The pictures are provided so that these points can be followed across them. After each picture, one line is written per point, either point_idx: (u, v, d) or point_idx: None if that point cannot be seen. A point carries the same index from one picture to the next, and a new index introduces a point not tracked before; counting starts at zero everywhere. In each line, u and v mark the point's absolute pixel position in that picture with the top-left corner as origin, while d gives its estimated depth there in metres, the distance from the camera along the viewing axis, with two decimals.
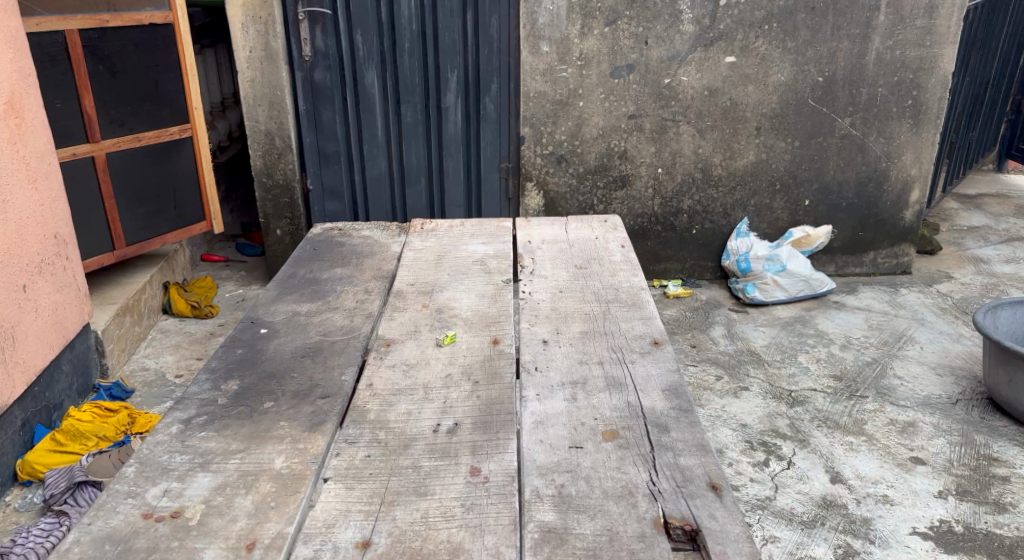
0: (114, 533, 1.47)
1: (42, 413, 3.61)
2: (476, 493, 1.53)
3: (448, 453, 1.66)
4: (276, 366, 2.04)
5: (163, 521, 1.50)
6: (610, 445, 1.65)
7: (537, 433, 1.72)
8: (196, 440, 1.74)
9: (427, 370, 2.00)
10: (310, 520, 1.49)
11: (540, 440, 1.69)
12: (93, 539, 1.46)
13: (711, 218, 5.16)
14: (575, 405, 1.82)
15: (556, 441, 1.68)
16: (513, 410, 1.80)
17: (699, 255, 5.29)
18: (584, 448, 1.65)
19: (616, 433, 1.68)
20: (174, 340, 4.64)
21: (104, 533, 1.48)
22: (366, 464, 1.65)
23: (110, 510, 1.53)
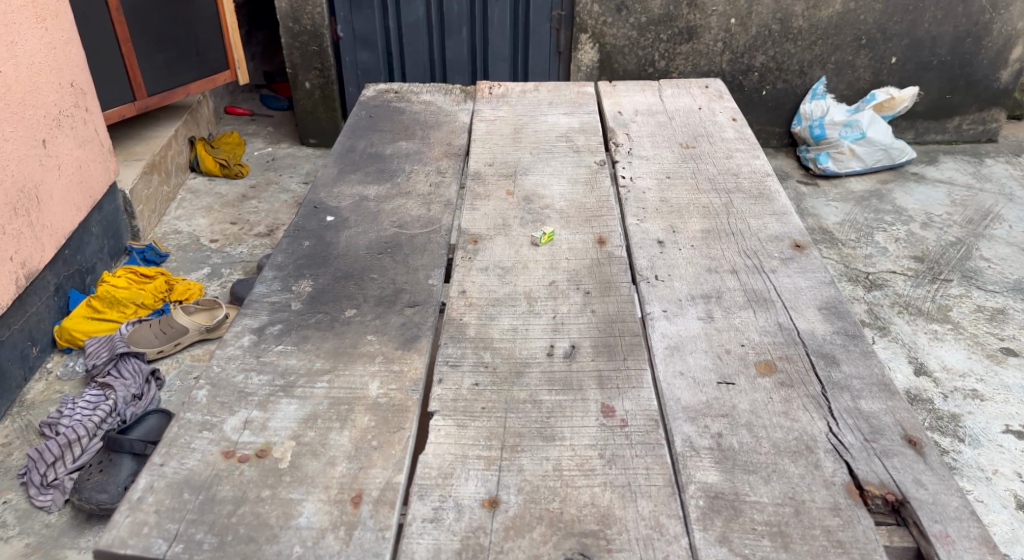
0: (193, 477, 1.20)
1: (75, 278, 3.38)
2: (617, 441, 1.29)
3: (571, 384, 1.41)
4: (352, 264, 1.75)
5: (248, 463, 1.23)
6: (768, 382, 1.43)
7: (673, 362, 1.47)
8: (273, 356, 1.47)
9: (527, 275, 1.71)
10: (422, 467, 1.24)
11: (681, 373, 1.44)
12: (169, 486, 1.18)
13: (784, 77, 4.62)
14: (712, 326, 1.57)
15: (700, 375, 1.44)
16: (639, 332, 1.54)
17: (768, 119, 4.79)
18: (736, 385, 1.42)
19: (773, 365, 1.47)
20: (205, 202, 4.33)
21: (182, 476, 1.20)
22: (476, 396, 1.39)
23: (184, 447, 1.25)
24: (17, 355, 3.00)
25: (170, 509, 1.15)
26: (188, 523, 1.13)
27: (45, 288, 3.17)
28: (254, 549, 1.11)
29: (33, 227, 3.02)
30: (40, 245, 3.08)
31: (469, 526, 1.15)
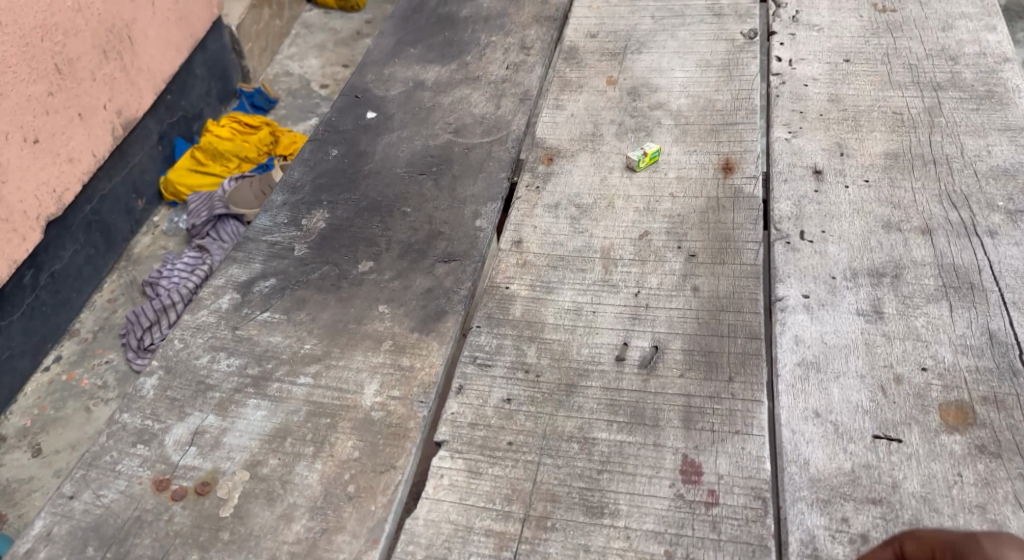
0: (105, 522, 0.90)
1: (180, 124, 2.80)
2: (696, 535, 0.87)
3: (642, 418, 0.97)
4: (382, 189, 1.33)
5: (182, 504, 0.91)
6: (959, 444, 0.92)
7: (807, 392, 0.99)
8: (255, 328, 1.11)
9: (610, 220, 1.24)
10: (405, 545, 0.87)
11: (816, 414, 0.96)
12: (70, 534, 0.88)
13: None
14: (880, 328, 1.04)
15: (847, 419, 0.96)
16: (760, 333, 1.05)
17: None
18: (905, 444, 0.93)
19: (971, 415, 0.94)
20: (318, 39, 3.50)
21: (91, 519, 0.90)
22: (504, 422, 0.98)
23: (108, 470, 0.94)
24: (121, 208, 2.51)
25: None
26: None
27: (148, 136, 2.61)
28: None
29: (125, 71, 2.36)
30: (138, 95, 2.44)
31: None
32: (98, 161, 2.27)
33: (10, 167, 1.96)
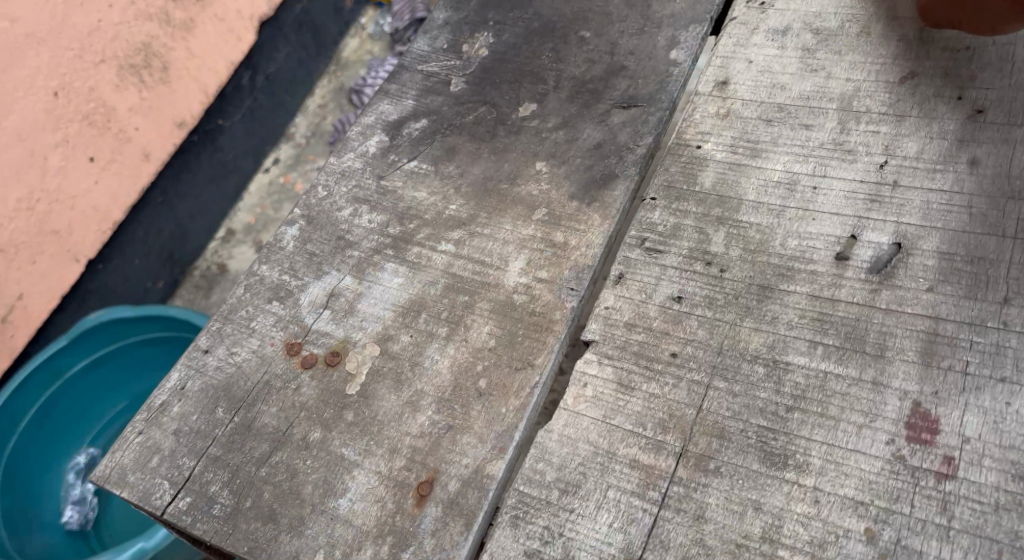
0: (234, 384, 0.84)
1: None
2: (912, 514, 0.65)
3: (862, 343, 0.73)
4: (560, 8, 1.08)
5: (309, 375, 0.83)
6: None
7: None
8: (398, 179, 0.97)
9: (863, 52, 0.91)
10: (533, 463, 0.74)
11: None
12: (203, 391, 0.83)
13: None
14: None
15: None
16: None
17: None
18: None
19: None
20: None
21: (224, 378, 0.84)
22: (673, 327, 0.78)
23: (242, 327, 0.87)
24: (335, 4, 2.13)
25: (191, 434, 0.81)
26: (208, 461, 0.79)
27: None
28: (269, 539, 0.74)
29: None
30: None
31: None
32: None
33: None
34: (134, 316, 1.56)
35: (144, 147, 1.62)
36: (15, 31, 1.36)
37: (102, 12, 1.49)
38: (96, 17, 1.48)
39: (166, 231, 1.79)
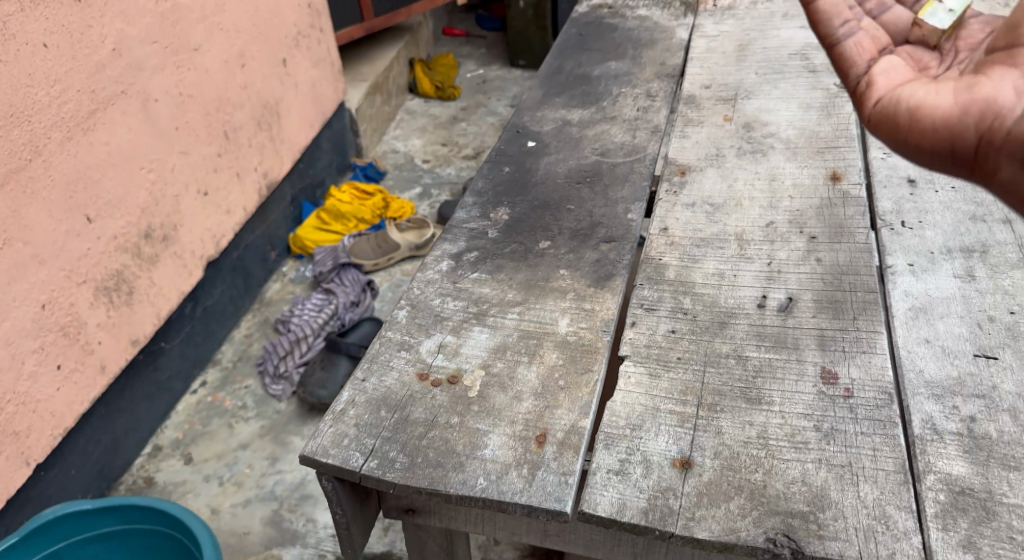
0: (390, 396, 1.23)
1: (307, 190, 3.42)
2: (837, 413, 1.10)
3: (785, 341, 1.23)
4: (550, 194, 1.67)
5: (440, 388, 1.24)
6: None
7: (918, 328, 1.23)
8: (469, 283, 1.44)
9: (739, 214, 1.54)
10: (610, 415, 1.15)
11: (926, 340, 1.21)
12: (368, 402, 1.22)
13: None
14: (973, 286, 1.29)
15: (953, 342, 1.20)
16: (876, 287, 1.30)
17: None
18: (999, 360, 1.16)
19: None
20: (420, 123, 4.29)
21: (380, 393, 1.24)
22: (673, 344, 1.27)
23: (384, 364, 1.29)
24: (260, 257, 3.05)
25: (368, 424, 1.19)
26: (384, 439, 1.17)
27: (282, 198, 3.20)
28: (442, 475, 1.11)
29: (275, 142, 3.03)
30: (281, 159, 3.08)
31: (658, 485, 1.05)
32: (247, 215, 2.85)
33: (189, 213, 2.49)
34: (95, 507, 1.85)
35: (101, 359, 2.15)
36: (25, 251, 1.89)
37: (91, 244, 2.10)
38: (87, 247, 2.08)
39: (103, 441, 2.25)
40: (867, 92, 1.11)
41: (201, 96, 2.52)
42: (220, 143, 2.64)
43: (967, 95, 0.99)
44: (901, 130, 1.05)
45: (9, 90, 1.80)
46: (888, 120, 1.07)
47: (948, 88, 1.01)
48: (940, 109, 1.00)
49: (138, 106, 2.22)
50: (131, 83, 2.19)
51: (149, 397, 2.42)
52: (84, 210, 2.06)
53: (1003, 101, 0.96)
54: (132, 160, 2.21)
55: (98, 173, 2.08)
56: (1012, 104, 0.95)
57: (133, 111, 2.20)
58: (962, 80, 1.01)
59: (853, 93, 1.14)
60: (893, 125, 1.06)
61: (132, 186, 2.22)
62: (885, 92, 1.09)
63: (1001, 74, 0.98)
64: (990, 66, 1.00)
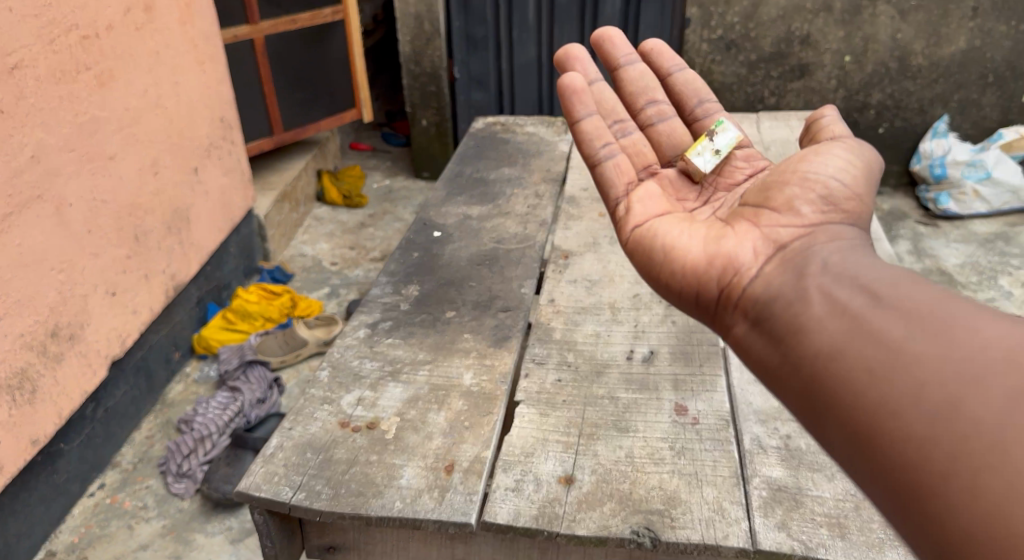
0: (314, 441, 1.42)
1: (214, 292, 3.54)
2: (687, 436, 1.37)
3: (648, 384, 1.51)
4: (453, 274, 1.94)
5: (359, 433, 1.44)
6: None
7: None
8: (384, 346, 1.67)
9: (612, 288, 1.85)
10: (508, 446, 1.38)
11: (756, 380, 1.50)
12: (295, 446, 1.41)
13: (903, 115, 4.17)
14: None
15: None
16: (717, 342, 1.61)
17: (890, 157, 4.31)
18: None
19: None
20: (328, 229, 4.51)
21: (306, 438, 1.43)
22: (558, 390, 1.52)
23: (309, 415, 1.48)
24: (163, 357, 3.12)
25: (295, 464, 1.37)
26: (311, 476, 1.35)
27: (188, 299, 3.32)
28: (363, 499, 1.30)
29: (183, 244, 3.16)
30: (188, 261, 3.21)
31: (546, 497, 1.28)
32: (153, 315, 2.94)
33: (96, 311, 2.59)
34: None
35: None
36: None
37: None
38: None
39: None
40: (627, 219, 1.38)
41: (113, 202, 2.68)
42: (131, 246, 2.79)
43: (714, 245, 1.22)
44: (658, 267, 1.26)
45: None
46: (649, 256, 1.28)
47: (700, 238, 1.26)
48: (692, 254, 1.23)
49: (52, 210, 2.37)
50: (46, 189, 2.35)
51: (44, 498, 2.42)
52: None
53: (740, 259, 1.18)
54: (42, 261, 2.33)
55: (7, 273, 2.20)
56: (750, 264, 1.17)
57: (47, 215, 2.35)
58: (711, 234, 1.26)
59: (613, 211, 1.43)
60: (653, 259, 1.28)
61: (43, 284, 2.34)
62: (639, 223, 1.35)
63: (741, 237, 1.22)
64: (734, 226, 1.26)
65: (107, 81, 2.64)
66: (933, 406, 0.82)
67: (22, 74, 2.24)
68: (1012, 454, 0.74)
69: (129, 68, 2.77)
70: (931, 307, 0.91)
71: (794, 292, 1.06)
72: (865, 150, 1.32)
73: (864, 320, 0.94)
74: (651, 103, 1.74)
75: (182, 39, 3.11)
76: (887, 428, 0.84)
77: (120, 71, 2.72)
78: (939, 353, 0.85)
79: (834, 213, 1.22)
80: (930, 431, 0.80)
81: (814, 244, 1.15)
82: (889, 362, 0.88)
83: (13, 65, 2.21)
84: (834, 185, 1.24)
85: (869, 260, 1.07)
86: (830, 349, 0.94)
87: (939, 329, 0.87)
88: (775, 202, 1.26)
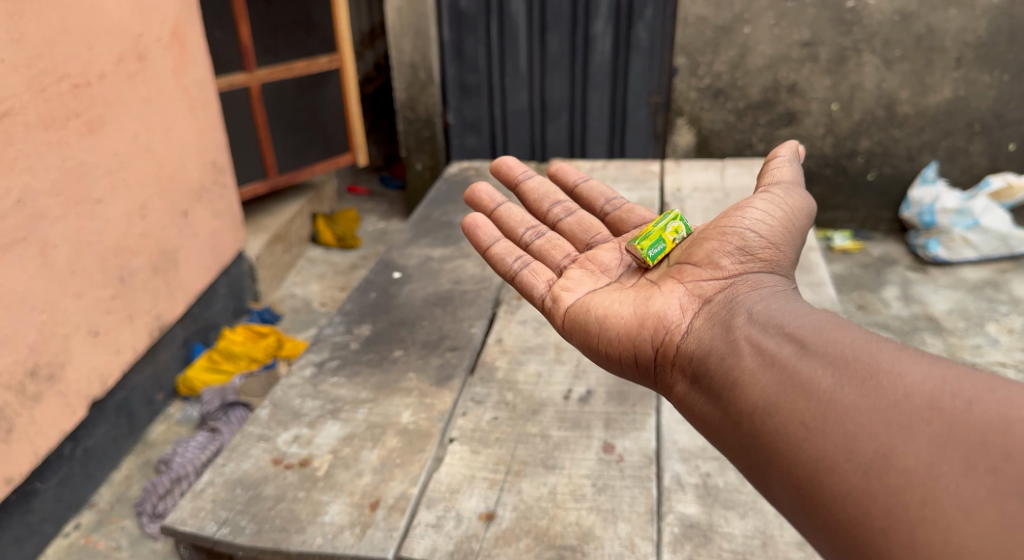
0: (245, 477, 1.61)
1: (200, 333, 3.43)
2: (609, 473, 1.56)
3: (580, 423, 1.71)
4: (406, 312, 2.18)
5: (291, 470, 1.62)
6: None
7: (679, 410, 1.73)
8: (328, 385, 1.89)
9: (560, 329, 2.07)
10: (435, 483, 1.56)
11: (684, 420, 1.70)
12: (225, 482, 1.60)
13: (891, 162, 3.96)
14: None
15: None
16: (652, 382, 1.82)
17: (877, 203, 4.08)
18: None
19: None
20: (320, 270, 4.42)
21: (237, 475, 1.62)
22: (492, 428, 1.72)
23: (243, 452, 1.68)
24: (145, 399, 3.04)
25: (223, 498, 1.56)
26: (237, 511, 1.53)
27: (173, 339, 3.22)
28: (285, 537, 1.45)
29: (171, 286, 3.07)
30: (174, 304, 3.10)
31: (465, 533, 1.44)
32: (136, 354, 2.84)
33: (77, 353, 2.49)
34: None
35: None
36: None
37: None
38: None
39: None
40: (555, 306, 1.43)
41: (99, 244, 2.60)
42: (115, 287, 2.69)
43: (644, 307, 1.31)
44: (595, 336, 1.34)
45: None
46: (586, 327, 1.36)
47: (631, 303, 1.35)
48: (626, 318, 1.32)
49: (36, 253, 2.29)
50: (31, 232, 2.27)
51: (19, 539, 2.37)
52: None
53: (671, 317, 1.27)
54: (24, 302, 2.25)
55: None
56: (679, 321, 1.26)
57: (30, 257, 2.27)
58: (641, 297, 1.35)
59: (541, 307, 1.47)
60: (590, 331, 1.35)
61: (23, 325, 2.25)
62: (574, 299, 1.42)
63: (667, 295, 1.32)
64: (663, 286, 1.36)
65: (96, 127, 2.57)
66: (866, 458, 0.90)
67: (12, 119, 2.19)
68: (942, 501, 0.84)
69: (121, 111, 2.71)
70: (854, 354, 1.01)
71: (724, 345, 1.15)
72: (792, 195, 1.41)
73: (794, 372, 1.02)
74: (556, 204, 1.81)
75: (175, 86, 3.07)
76: (826, 483, 0.92)
77: (110, 116, 2.65)
78: (866, 404, 0.94)
79: (753, 261, 1.31)
80: (866, 482, 0.89)
81: (736, 294, 1.24)
82: (821, 412, 0.96)
83: (3, 112, 2.16)
84: (750, 236, 1.33)
85: (793, 306, 1.17)
86: (763, 404, 1.03)
87: (864, 380, 0.97)
88: (697, 258, 1.36)
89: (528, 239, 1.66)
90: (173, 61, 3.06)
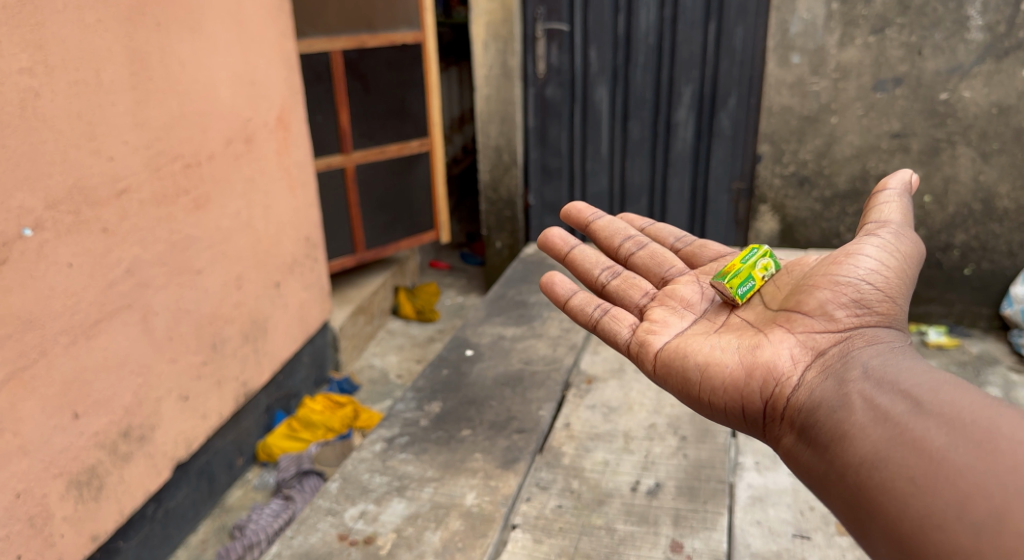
0: (312, 550, 1.67)
1: (283, 400, 3.53)
2: None
3: (648, 517, 1.72)
4: (478, 391, 2.22)
5: (355, 546, 1.66)
6: (845, 540, 1.67)
7: (753, 512, 1.76)
8: (395, 460, 1.93)
9: (631, 415, 2.10)
10: None
11: (758, 522, 1.73)
12: (292, 553, 1.66)
13: (990, 257, 3.71)
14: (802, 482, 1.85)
15: (777, 526, 1.72)
16: (723, 479, 1.83)
17: (976, 299, 3.82)
18: (810, 539, 1.67)
19: None
20: (399, 342, 4.51)
21: (303, 548, 1.68)
22: (558, 516, 1.74)
23: (311, 526, 1.73)
24: (227, 462, 3.14)
25: None
26: None
27: (257, 405, 3.32)
28: None
29: (258, 353, 3.19)
30: (261, 369, 3.22)
31: None
32: (221, 419, 2.95)
33: (167, 416, 2.61)
34: None
35: (60, 551, 2.16)
36: (13, 442, 2.00)
37: (72, 440, 2.20)
38: (68, 442, 2.19)
39: None
40: (645, 351, 1.47)
41: (196, 311, 2.75)
42: (207, 353, 2.82)
43: (750, 356, 1.33)
44: (696, 384, 1.36)
45: (29, 298, 2.04)
46: (687, 376, 1.38)
47: (734, 351, 1.36)
48: (730, 367, 1.34)
49: (138, 319, 2.45)
50: (135, 299, 2.43)
51: None
52: (73, 407, 2.20)
53: (779, 367, 1.29)
54: (124, 364, 2.38)
55: (92, 375, 2.26)
56: (787, 369, 1.28)
57: (133, 323, 2.42)
58: (745, 345, 1.36)
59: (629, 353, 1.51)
60: (690, 378, 1.37)
61: (121, 387, 2.38)
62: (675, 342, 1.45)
63: (776, 340, 1.34)
64: (769, 334, 1.37)
65: (203, 204, 2.76)
66: (979, 517, 0.94)
67: (129, 197, 2.38)
68: None
69: (226, 189, 2.91)
70: (971, 415, 1.02)
71: (836, 399, 1.17)
72: (903, 237, 1.39)
73: (907, 430, 1.05)
74: (627, 238, 1.84)
75: (277, 166, 3.28)
76: (934, 540, 0.96)
77: (216, 194, 2.85)
78: (982, 465, 0.97)
79: (870, 314, 1.30)
80: (977, 543, 0.92)
81: (851, 349, 1.25)
82: (933, 472, 0.99)
83: (122, 189, 2.35)
84: (865, 288, 1.32)
85: (908, 362, 1.17)
86: (872, 458, 1.06)
87: (980, 441, 0.99)
88: (807, 306, 1.35)
89: (605, 280, 1.72)
90: (277, 143, 3.28)
